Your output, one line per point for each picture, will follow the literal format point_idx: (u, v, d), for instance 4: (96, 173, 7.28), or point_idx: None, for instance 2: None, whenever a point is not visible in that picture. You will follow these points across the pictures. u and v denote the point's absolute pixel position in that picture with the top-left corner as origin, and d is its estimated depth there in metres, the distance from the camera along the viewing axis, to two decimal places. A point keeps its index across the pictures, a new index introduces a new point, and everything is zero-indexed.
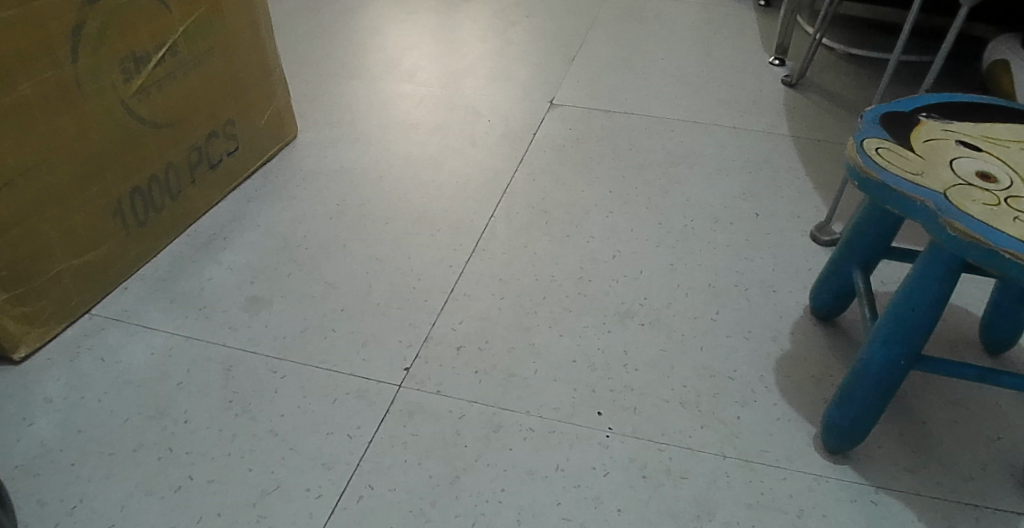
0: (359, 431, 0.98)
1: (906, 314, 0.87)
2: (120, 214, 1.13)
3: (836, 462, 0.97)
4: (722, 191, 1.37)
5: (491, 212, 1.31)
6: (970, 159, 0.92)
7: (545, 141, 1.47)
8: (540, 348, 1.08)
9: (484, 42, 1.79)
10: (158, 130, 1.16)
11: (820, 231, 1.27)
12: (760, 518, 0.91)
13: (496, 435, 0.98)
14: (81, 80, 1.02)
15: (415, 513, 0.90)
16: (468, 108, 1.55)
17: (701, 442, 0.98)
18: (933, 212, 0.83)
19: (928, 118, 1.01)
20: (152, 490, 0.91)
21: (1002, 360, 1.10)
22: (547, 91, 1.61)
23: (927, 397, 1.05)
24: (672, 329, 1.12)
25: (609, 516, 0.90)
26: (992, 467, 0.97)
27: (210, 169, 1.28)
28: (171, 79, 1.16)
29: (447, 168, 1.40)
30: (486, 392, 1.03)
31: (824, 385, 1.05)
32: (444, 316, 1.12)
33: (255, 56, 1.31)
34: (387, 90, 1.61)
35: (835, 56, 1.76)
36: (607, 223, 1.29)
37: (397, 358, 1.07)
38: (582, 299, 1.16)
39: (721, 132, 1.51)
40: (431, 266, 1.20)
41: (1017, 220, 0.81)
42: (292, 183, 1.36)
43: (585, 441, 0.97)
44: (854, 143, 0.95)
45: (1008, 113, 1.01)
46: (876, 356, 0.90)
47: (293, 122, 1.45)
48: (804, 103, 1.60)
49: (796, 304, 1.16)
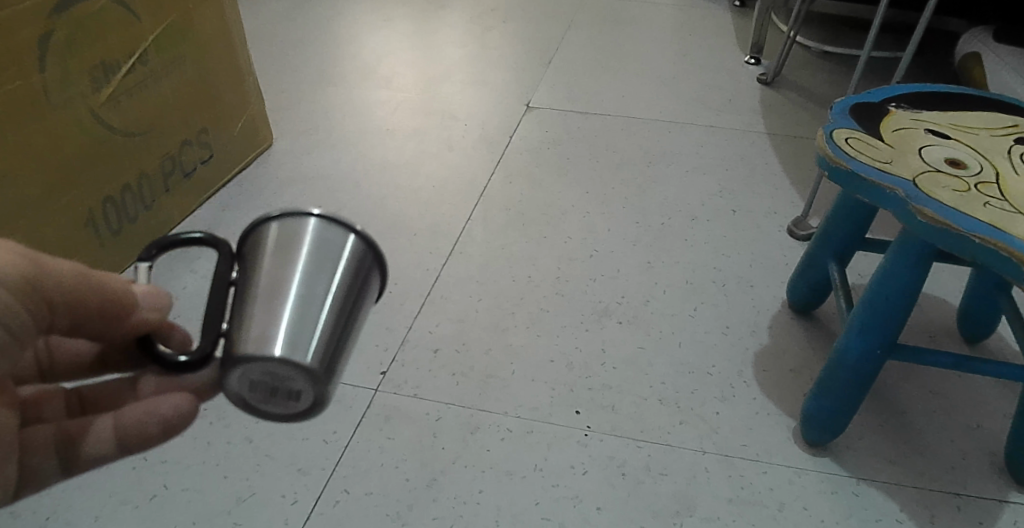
0: (336, 436, 0.97)
1: (881, 302, 0.87)
2: (93, 225, 1.13)
3: (816, 455, 0.96)
4: (699, 189, 1.37)
5: (468, 215, 1.31)
6: (940, 146, 0.92)
7: (522, 144, 1.47)
8: (518, 349, 1.08)
9: (460, 48, 1.79)
10: (129, 139, 1.16)
11: (797, 226, 1.27)
12: (740, 513, 0.90)
13: (474, 436, 0.97)
14: (49, 90, 1.01)
15: (391, 516, 0.89)
16: (445, 113, 1.56)
17: (680, 438, 0.97)
18: (903, 199, 0.83)
19: (897, 108, 1.01)
20: (127, 500, 0.90)
21: (981, 348, 1.09)
22: (524, 95, 1.62)
23: (906, 387, 1.05)
24: (650, 327, 1.12)
25: (588, 514, 0.90)
26: (972, 455, 0.97)
27: (185, 178, 1.28)
28: (142, 88, 1.16)
29: (424, 172, 1.40)
30: (463, 393, 1.02)
31: (803, 378, 1.04)
32: (421, 320, 1.12)
33: (227, 63, 1.31)
34: (364, 97, 1.60)
35: (810, 54, 1.77)
36: (584, 223, 1.29)
37: (374, 362, 1.06)
38: (560, 299, 1.15)
39: (697, 131, 1.51)
40: (408, 270, 1.20)
41: (987, 205, 0.81)
42: (268, 190, 1.36)
43: (563, 441, 0.97)
44: (823, 133, 0.95)
45: (977, 102, 1.02)
46: (852, 346, 0.89)
47: (267, 129, 1.45)
48: (780, 101, 1.60)
49: (775, 299, 1.16)
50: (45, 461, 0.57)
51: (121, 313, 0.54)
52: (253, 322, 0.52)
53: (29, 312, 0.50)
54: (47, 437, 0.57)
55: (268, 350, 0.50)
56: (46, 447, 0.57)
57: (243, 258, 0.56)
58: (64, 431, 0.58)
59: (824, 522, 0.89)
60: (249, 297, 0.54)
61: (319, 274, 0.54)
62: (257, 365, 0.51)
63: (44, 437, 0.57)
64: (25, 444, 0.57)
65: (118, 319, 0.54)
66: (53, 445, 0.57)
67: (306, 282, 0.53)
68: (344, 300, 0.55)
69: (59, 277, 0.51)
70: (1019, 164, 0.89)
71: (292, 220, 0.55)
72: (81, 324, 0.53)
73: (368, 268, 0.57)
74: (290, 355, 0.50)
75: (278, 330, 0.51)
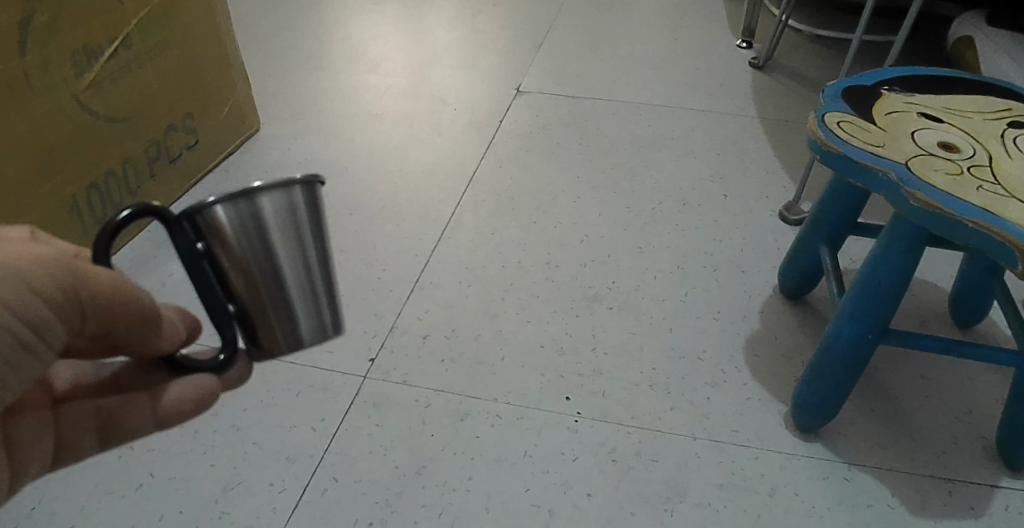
0: (324, 423, 0.96)
1: (873, 287, 0.86)
2: (77, 212, 1.11)
3: (807, 440, 0.96)
4: (690, 173, 1.36)
5: (457, 200, 1.29)
6: (932, 130, 0.91)
7: (512, 129, 1.46)
8: (507, 335, 1.07)
9: (450, 31, 1.77)
10: (113, 125, 1.14)
11: (789, 210, 1.26)
12: (731, 499, 0.90)
13: (463, 422, 0.96)
14: (30, 75, 0.99)
15: (380, 504, 0.88)
16: (434, 98, 1.54)
17: (671, 424, 0.97)
18: (895, 182, 0.82)
19: (890, 91, 1.00)
20: (113, 489, 0.89)
21: (972, 333, 1.09)
22: (514, 79, 1.60)
23: (897, 372, 1.05)
24: (641, 312, 1.11)
25: (579, 501, 0.89)
26: (963, 440, 0.97)
27: (170, 164, 1.26)
28: (126, 73, 1.14)
29: (413, 157, 1.39)
30: (452, 380, 1.01)
31: (794, 364, 1.04)
32: (410, 306, 1.11)
33: (212, 47, 1.29)
34: (352, 82, 1.59)
35: (802, 38, 1.75)
36: (574, 208, 1.28)
37: (362, 349, 1.05)
38: (550, 284, 1.14)
39: (689, 116, 1.50)
40: (396, 256, 1.19)
41: (981, 188, 0.81)
42: (255, 176, 1.34)
43: (554, 427, 0.96)
44: (815, 116, 0.94)
45: (970, 86, 1.01)
46: (844, 331, 0.89)
47: (254, 115, 1.43)
48: (771, 85, 1.59)
49: (766, 284, 1.15)
50: (87, 435, 0.60)
51: (147, 321, 0.53)
52: (274, 318, 0.58)
53: (58, 314, 0.48)
54: (84, 413, 0.59)
55: (302, 333, 0.59)
56: (85, 424, 0.59)
57: (196, 233, 0.53)
58: (101, 406, 0.60)
59: (815, 507, 0.89)
60: (247, 289, 0.56)
61: (299, 251, 0.57)
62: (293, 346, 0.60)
63: (82, 414, 0.59)
64: (63, 415, 0.59)
65: (145, 327, 0.53)
66: (93, 422, 0.60)
67: (291, 263, 0.57)
68: (321, 258, 0.59)
69: (96, 287, 0.50)
70: (1012, 147, 0.88)
71: (243, 200, 0.53)
72: (111, 334, 0.52)
73: (317, 210, 0.58)
74: (319, 328, 0.60)
75: (302, 317, 0.59)
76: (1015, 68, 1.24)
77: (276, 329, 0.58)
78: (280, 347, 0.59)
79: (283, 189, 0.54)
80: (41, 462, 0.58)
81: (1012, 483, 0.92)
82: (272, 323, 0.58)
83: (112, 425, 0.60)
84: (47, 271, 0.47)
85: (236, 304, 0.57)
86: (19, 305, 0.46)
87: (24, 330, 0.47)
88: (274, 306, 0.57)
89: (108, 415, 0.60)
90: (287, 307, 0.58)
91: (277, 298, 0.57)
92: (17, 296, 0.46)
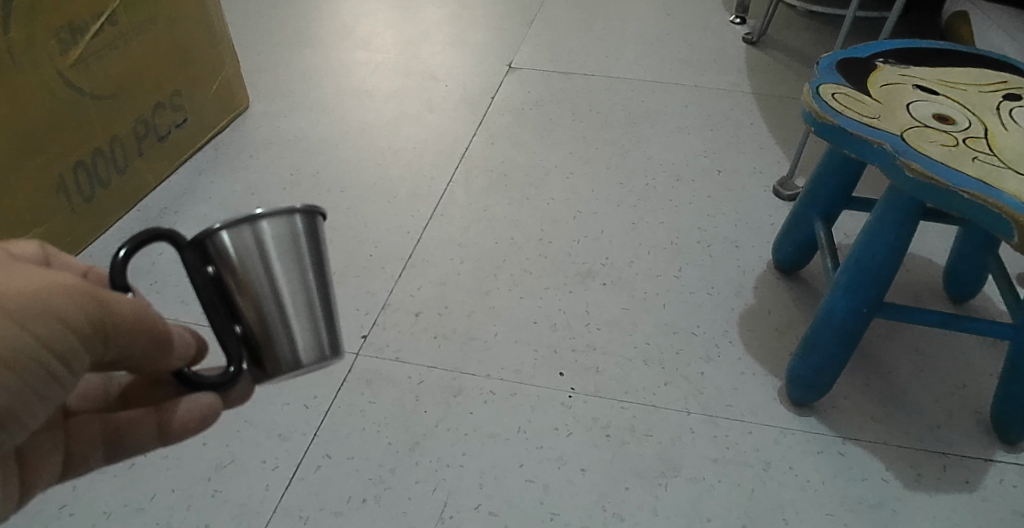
0: (316, 401, 0.95)
1: (867, 260, 0.85)
2: (65, 190, 1.09)
3: (801, 414, 0.96)
4: (683, 149, 1.35)
5: (449, 177, 1.28)
6: (927, 101, 0.90)
7: (504, 105, 1.45)
8: (501, 311, 1.06)
9: (441, 7, 1.75)
10: (100, 102, 1.12)
11: (783, 186, 1.25)
12: (726, 473, 0.90)
13: (456, 399, 0.96)
14: (14, 52, 0.98)
15: (374, 480, 0.88)
16: (425, 74, 1.52)
17: (665, 399, 0.97)
18: (890, 153, 0.82)
19: (885, 64, 0.99)
20: (104, 469, 0.88)
21: (965, 307, 1.09)
22: (505, 55, 1.59)
23: (892, 346, 1.04)
24: (634, 288, 1.10)
25: (573, 476, 0.89)
26: (958, 414, 0.97)
27: (159, 142, 1.25)
28: (111, 49, 1.12)
29: (404, 133, 1.37)
30: (446, 356, 1.00)
31: (788, 338, 1.04)
32: (402, 283, 1.10)
33: (200, 24, 1.27)
34: (342, 59, 1.57)
35: (796, 14, 1.74)
36: (567, 184, 1.27)
37: (354, 326, 1.04)
38: (544, 261, 1.14)
39: (682, 91, 1.49)
40: (388, 233, 1.18)
41: (976, 160, 0.80)
42: (245, 154, 1.33)
43: (547, 403, 0.96)
44: (809, 88, 0.93)
45: (965, 58, 1.00)
46: (838, 304, 0.88)
47: (243, 92, 1.41)
48: (765, 61, 1.58)
49: (760, 260, 1.15)
50: (94, 451, 0.55)
51: (160, 344, 0.49)
52: (278, 339, 0.55)
53: (85, 344, 0.45)
54: (93, 427, 0.54)
55: (305, 356, 0.56)
56: (93, 440, 0.54)
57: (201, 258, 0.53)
58: (111, 420, 0.55)
59: (809, 482, 0.89)
60: (251, 311, 0.54)
61: (299, 274, 0.55)
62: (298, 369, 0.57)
63: (90, 430, 0.54)
64: (72, 429, 0.54)
65: (162, 345, 0.49)
66: (100, 438, 0.55)
67: (291, 286, 0.55)
68: (320, 284, 0.58)
69: (121, 313, 0.46)
70: (1008, 119, 0.87)
71: (245, 226, 0.53)
72: (124, 358, 0.48)
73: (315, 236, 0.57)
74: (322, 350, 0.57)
75: (305, 339, 0.56)
76: (1009, 41, 1.23)
77: (278, 348, 0.55)
78: (282, 369, 0.56)
79: (283, 216, 0.54)
80: (48, 477, 0.53)
81: (1006, 457, 0.93)
82: (274, 343, 0.55)
83: (120, 441, 0.55)
84: (73, 300, 0.43)
85: (242, 324, 0.54)
86: (46, 336, 0.42)
87: (53, 362, 0.43)
88: (277, 326, 0.55)
89: (116, 430, 0.55)
90: (289, 324, 0.55)
91: (277, 317, 0.55)
92: (44, 326, 0.42)
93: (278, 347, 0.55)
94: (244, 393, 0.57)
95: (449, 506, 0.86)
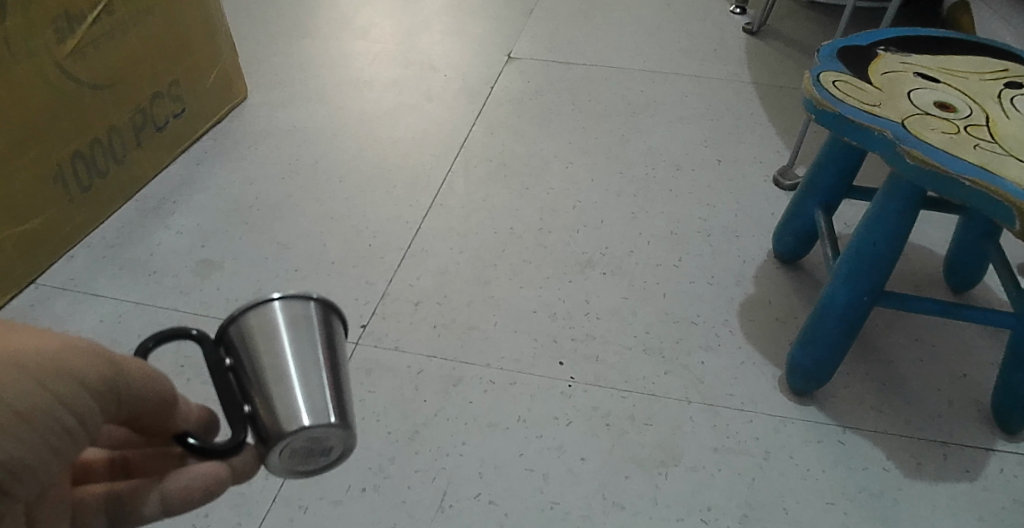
0: None
1: (868, 249, 0.85)
2: (63, 180, 1.09)
3: (801, 403, 0.96)
4: (683, 139, 1.35)
5: (449, 167, 1.28)
6: (928, 89, 0.90)
7: (503, 95, 1.44)
8: (500, 301, 1.06)
9: None
10: (97, 92, 1.12)
11: (783, 176, 1.25)
12: (726, 462, 0.89)
13: (456, 388, 0.95)
14: (11, 41, 0.97)
15: (373, 470, 0.87)
16: (424, 64, 1.52)
17: (665, 388, 0.97)
18: (891, 141, 0.81)
19: (885, 52, 0.99)
20: None
21: (965, 296, 1.09)
22: (504, 45, 1.58)
23: (892, 336, 1.04)
24: (634, 277, 1.10)
25: (573, 465, 0.89)
26: (958, 403, 0.97)
27: (157, 132, 1.24)
28: (108, 38, 1.11)
29: (403, 123, 1.37)
30: (445, 346, 1.00)
31: (788, 327, 1.03)
32: (402, 273, 1.10)
33: (197, 13, 1.26)
34: (340, 49, 1.56)
35: (795, 4, 1.74)
36: (567, 174, 1.27)
37: (353, 316, 1.04)
38: (543, 250, 1.13)
39: (682, 81, 1.48)
40: (387, 223, 1.17)
41: (977, 147, 0.79)
42: (243, 144, 1.32)
43: (547, 392, 0.95)
44: (810, 76, 0.93)
45: (966, 46, 1.00)
46: (839, 293, 0.88)
47: (241, 83, 1.41)
48: (765, 51, 1.58)
49: (760, 250, 1.14)
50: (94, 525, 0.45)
51: (168, 401, 0.44)
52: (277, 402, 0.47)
53: (98, 404, 0.39)
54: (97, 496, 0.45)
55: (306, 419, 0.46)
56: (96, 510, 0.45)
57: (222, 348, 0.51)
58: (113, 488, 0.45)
59: (810, 471, 0.89)
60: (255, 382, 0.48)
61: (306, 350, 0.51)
62: (305, 432, 0.46)
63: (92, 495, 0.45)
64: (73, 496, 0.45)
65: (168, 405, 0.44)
66: (102, 508, 0.45)
67: (299, 358, 0.50)
68: (332, 366, 0.52)
69: (133, 376, 0.41)
70: (1009, 107, 0.87)
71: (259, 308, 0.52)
72: (134, 416, 0.42)
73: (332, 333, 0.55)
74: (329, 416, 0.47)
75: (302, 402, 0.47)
76: (1009, 29, 1.22)
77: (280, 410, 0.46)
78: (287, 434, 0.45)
79: (297, 299, 0.54)
80: None
81: (1007, 446, 0.93)
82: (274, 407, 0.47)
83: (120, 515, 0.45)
84: (88, 358, 0.39)
85: (251, 402, 0.48)
86: (60, 391, 0.37)
87: (69, 419, 0.38)
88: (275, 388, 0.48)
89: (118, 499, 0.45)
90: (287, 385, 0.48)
91: (277, 379, 0.48)
92: (59, 380, 0.37)
93: (276, 411, 0.46)
94: (250, 469, 0.46)
95: (449, 495, 0.86)
